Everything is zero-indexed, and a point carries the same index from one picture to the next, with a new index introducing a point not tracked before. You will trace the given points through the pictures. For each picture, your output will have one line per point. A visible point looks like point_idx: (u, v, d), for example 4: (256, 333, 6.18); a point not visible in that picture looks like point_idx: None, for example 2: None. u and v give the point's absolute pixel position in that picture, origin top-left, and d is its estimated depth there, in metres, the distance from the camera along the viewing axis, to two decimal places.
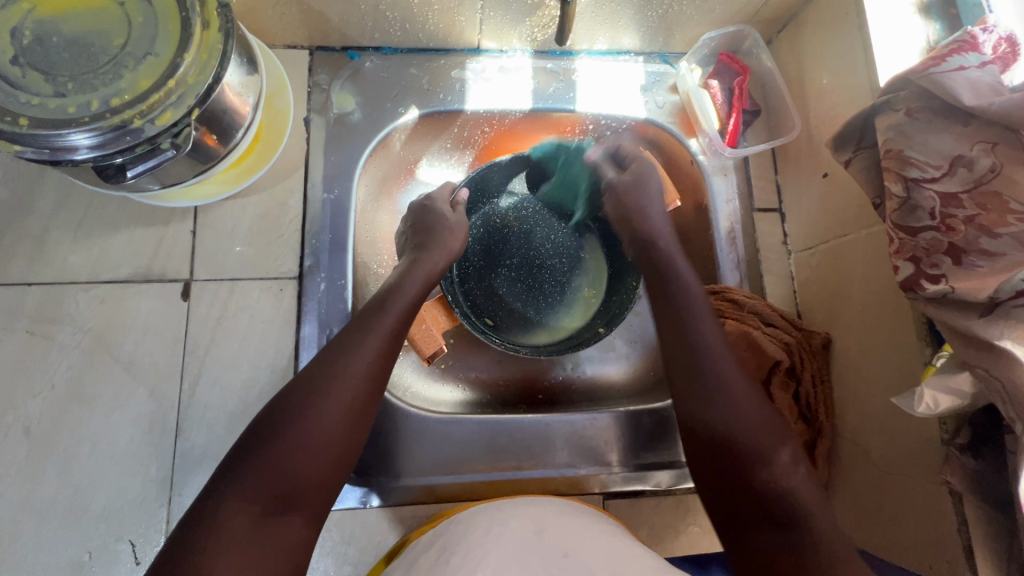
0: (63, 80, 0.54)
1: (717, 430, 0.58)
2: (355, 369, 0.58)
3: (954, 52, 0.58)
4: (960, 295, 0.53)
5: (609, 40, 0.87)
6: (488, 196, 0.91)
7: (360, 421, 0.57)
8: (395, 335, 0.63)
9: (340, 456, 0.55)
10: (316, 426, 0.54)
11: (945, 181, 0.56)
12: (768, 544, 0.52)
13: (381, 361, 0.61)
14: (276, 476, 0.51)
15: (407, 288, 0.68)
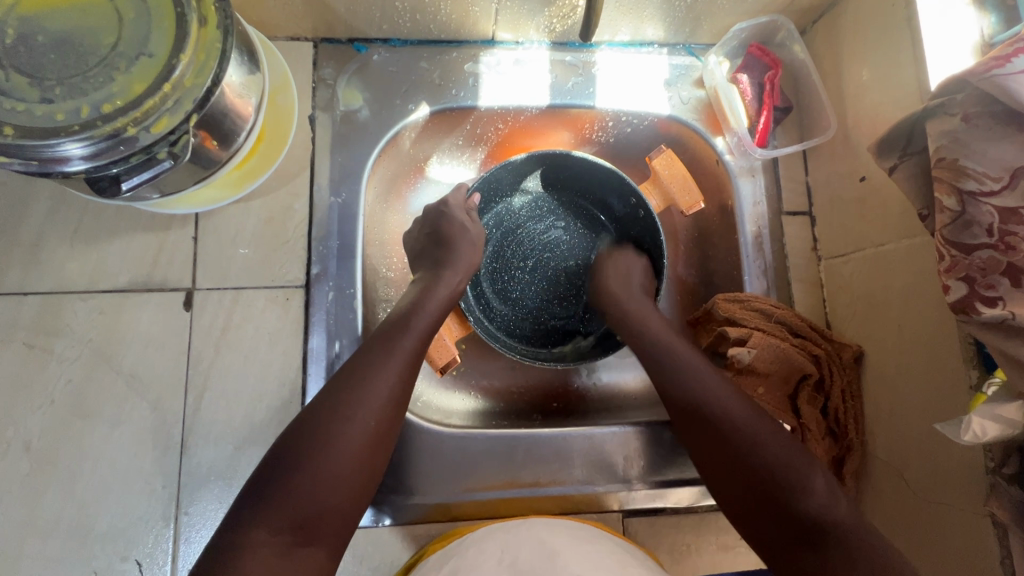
0: (50, 84, 0.50)
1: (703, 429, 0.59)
2: (377, 393, 0.56)
3: (1019, 52, 0.52)
4: (1021, 321, 0.49)
5: (632, 31, 0.82)
6: (500, 194, 0.86)
7: (383, 446, 0.56)
8: (414, 355, 0.60)
9: (361, 485, 0.54)
10: (335, 455, 0.52)
11: (1003, 196, 0.52)
12: (759, 498, 0.55)
13: (403, 384, 0.58)
14: (296, 507, 0.49)
15: (420, 302, 0.65)
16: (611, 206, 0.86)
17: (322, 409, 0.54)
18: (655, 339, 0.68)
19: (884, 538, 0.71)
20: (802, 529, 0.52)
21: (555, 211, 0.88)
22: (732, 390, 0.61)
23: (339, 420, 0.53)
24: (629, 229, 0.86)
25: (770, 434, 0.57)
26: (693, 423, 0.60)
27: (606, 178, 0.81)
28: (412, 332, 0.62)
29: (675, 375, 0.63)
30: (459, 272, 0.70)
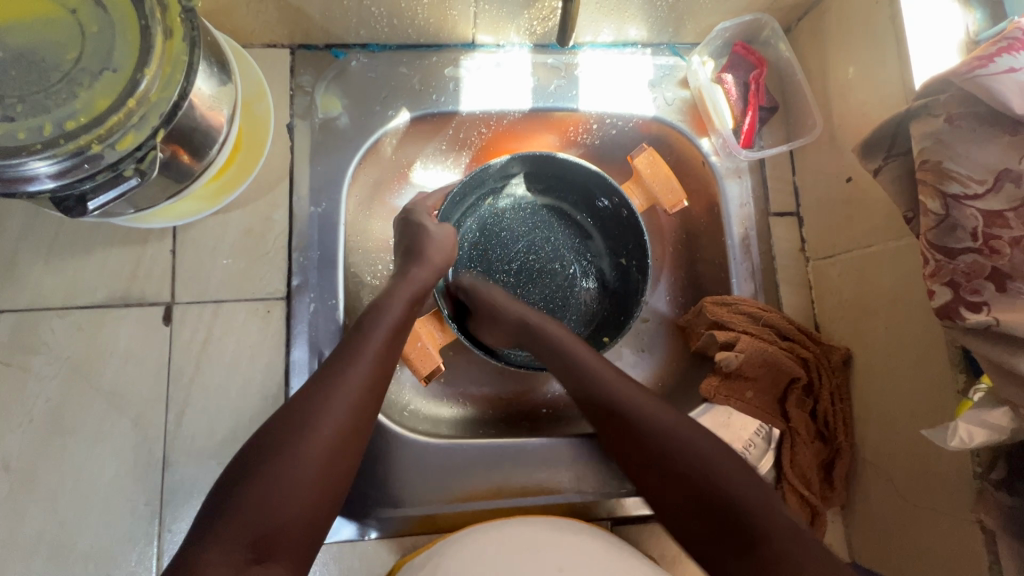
0: (12, 102, 0.49)
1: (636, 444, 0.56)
2: (338, 407, 0.54)
3: (1003, 52, 0.51)
4: (1006, 328, 0.49)
5: (615, 32, 0.81)
6: (482, 195, 0.84)
7: (345, 462, 0.53)
8: (381, 367, 0.58)
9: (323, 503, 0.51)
10: (297, 470, 0.50)
11: (988, 198, 0.51)
12: (671, 490, 0.53)
13: (368, 398, 0.56)
14: (253, 527, 0.47)
15: (398, 309, 0.63)
16: (596, 205, 0.85)
17: (285, 424, 0.52)
18: (583, 373, 0.62)
19: (875, 543, 0.70)
20: None
21: (540, 214, 0.87)
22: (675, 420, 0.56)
23: (302, 434, 0.51)
24: (615, 229, 0.85)
25: (723, 465, 0.52)
26: (633, 459, 0.56)
27: (587, 179, 0.80)
28: (376, 341, 0.59)
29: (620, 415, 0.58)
30: (431, 275, 0.68)
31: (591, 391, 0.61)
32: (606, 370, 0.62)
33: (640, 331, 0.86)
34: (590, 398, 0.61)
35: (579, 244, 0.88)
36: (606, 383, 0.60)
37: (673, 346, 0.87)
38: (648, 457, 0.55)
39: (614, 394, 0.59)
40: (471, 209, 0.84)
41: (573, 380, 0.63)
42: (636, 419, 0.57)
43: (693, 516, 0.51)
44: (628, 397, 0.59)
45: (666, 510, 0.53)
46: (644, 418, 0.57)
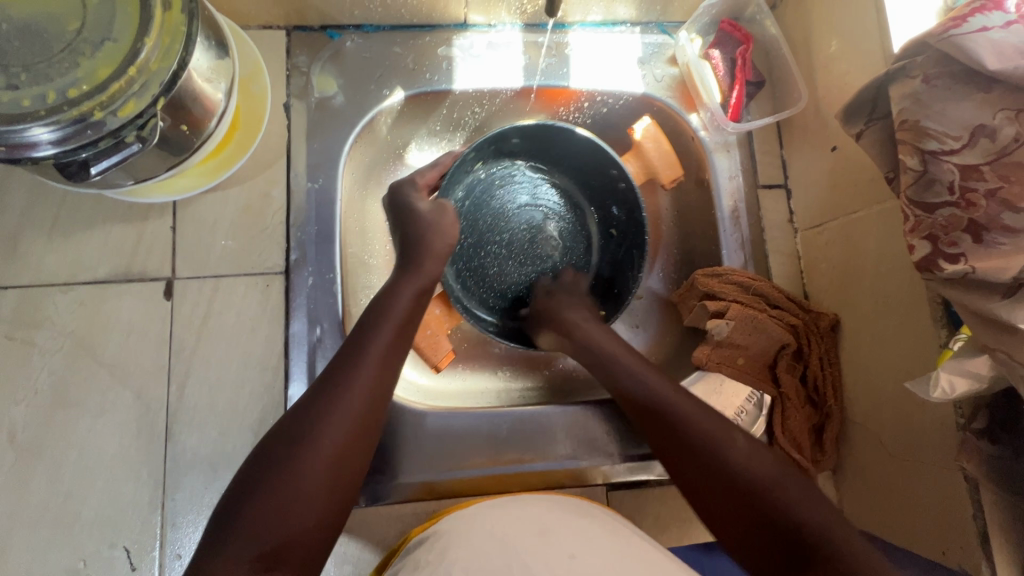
0: (15, 71, 0.50)
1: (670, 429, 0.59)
2: (343, 416, 0.53)
3: (976, 11, 0.53)
4: (981, 276, 0.50)
5: (603, 11, 0.83)
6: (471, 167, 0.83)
7: (350, 471, 0.53)
8: (385, 374, 0.58)
9: (330, 510, 0.51)
10: (304, 481, 0.50)
11: (964, 153, 0.52)
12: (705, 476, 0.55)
13: (372, 407, 0.56)
14: (263, 536, 0.47)
15: (401, 300, 0.63)
16: (591, 177, 0.85)
17: (292, 433, 0.52)
18: (663, 401, 0.61)
19: (866, 502, 0.71)
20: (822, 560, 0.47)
21: (530, 187, 0.88)
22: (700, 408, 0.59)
23: (309, 443, 0.51)
24: (608, 198, 0.86)
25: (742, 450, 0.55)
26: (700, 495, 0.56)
27: (584, 149, 0.81)
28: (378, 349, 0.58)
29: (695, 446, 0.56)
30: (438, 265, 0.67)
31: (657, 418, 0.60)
32: (680, 398, 0.60)
33: (636, 307, 0.89)
34: (658, 423, 0.60)
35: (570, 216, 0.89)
36: (680, 411, 0.59)
37: (667, 319, 0.89)
38: (688, 456, 0.57)
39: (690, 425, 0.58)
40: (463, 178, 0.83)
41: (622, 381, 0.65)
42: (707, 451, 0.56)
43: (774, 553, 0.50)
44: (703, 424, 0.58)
45: (718, 514, 0.54)
46: (720, 448, 0.56)
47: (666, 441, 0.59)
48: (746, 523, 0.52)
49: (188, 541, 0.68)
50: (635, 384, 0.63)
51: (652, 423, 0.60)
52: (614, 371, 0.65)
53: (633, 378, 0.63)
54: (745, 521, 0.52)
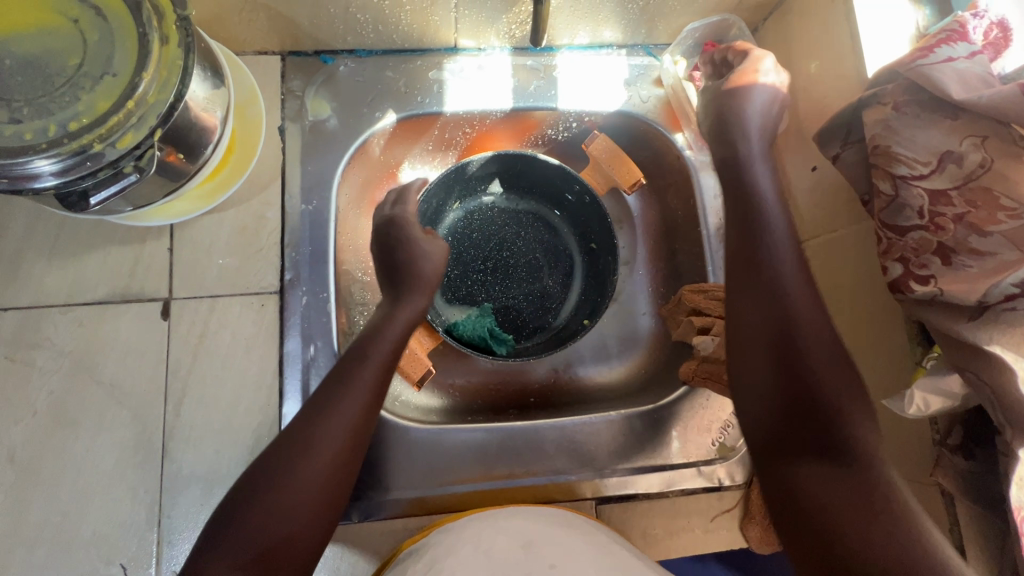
0: (18, 105, 0.52)
1: (793, 351, 0.51)
2: (337, 427, 0.55)
3: (943, 42, 0.56)
4: (950, 298, 0.52)
5: (590, 34, 0.85)
6: (450, 202, 0.90)
7: (339, 481, 0.55)
8: (377, 389, 0.60)
9: (319, 519, 0.53)
10: (295, 488, 0.52)
11: (933, 178, 0.54)
12: (792, 414, 0.50)
13: (365, 420, 0.58)
14: (253, 540, 0.49)
15: (395, 322, 0.65)
16: (564, 199, 0.90)
17: (286, 443, 0.54)
18: (786, 297, 0.54)
19: None
20: (885, 527, 0.42)
21: (510, 215, 0.93)
22: (835, 349, 0.52)
23: (302, 452, 0.53)
24: (579, 215, 0.91)
25: (855, 407, 0.48)
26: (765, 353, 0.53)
27: (551, 173, 0.86)
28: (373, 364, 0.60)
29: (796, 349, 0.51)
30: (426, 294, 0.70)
31: (766, 308, 0.54)
32: (805, 298, 0.54)
33: (628, 320, 0.92)
34: (760, 299, 0.55)
35: (550, 236, 0.94)
36: (795, 309, 0.53)
37: (655, 332, 0.91)
38: (795, 385, 0.50)
39: (800, 329, 0.52)
40: (440, 218, 0.90)
41: (751, 280, 0.56)
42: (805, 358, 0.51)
43: (802, 450, 0.48)
44: (847, 389, 0.49)
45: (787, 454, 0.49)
46: (817, 362, 0.51)
47: (761, 321, 0.54)
48: (797, 427, 0.49)
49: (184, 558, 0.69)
50: (769, 268, 0.56)
51: (762, 302, 0.55)
52: (755, 250, 0.57)
53: (773, 265, 0.56)
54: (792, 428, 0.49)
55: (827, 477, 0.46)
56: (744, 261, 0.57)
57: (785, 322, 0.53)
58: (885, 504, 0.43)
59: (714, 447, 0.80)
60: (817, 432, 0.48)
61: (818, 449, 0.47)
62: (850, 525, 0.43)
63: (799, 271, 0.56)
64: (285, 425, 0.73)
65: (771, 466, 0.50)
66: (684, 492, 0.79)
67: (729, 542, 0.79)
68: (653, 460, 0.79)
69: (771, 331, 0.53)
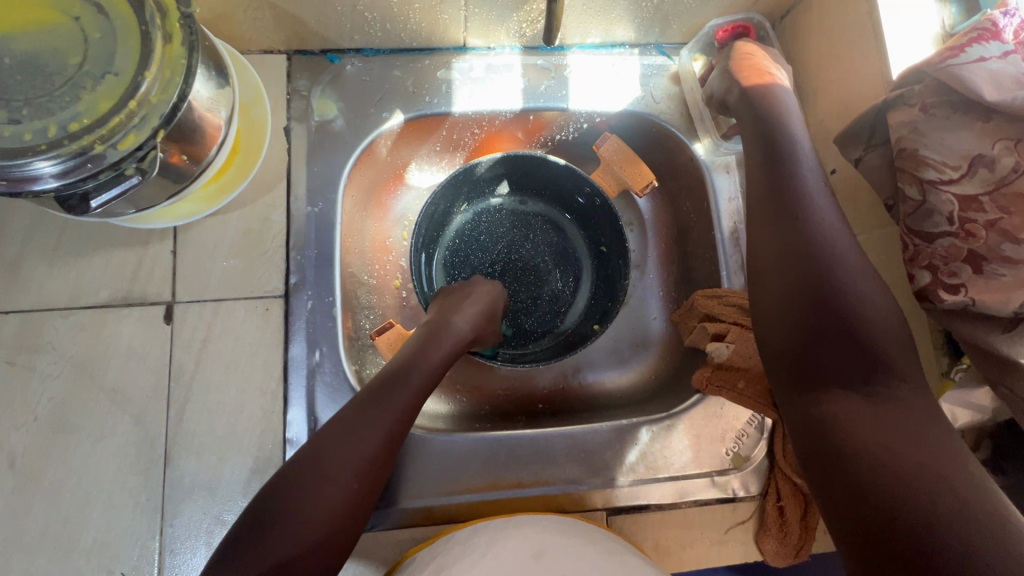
0: (17, 105, 0.51)
1: (825, 281, 0.53)
2: (372, 440, 0.56)
3: (974, 42, 0.54)
4: (982, 308, 0.50)
5: (602, 33, 0.83)
6: (457, 204, 0.88)
7: (366, 498, 0.55)
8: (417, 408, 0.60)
9: (342, 533, 0.52)
10: (323, 496, 0.52)
11: (963, 183, 0.52)
12: (823, 340, 0.52)
13: (399, 437, 0.58)
14: (272, 551, 0.49)
15: (434, 347, 0.65)
16: (575, 201, 0.88)
17: (317, 452, 0.54)
18: (826, 246, 0.55)
19: None
20: (907, 445, 0.44)
21: (519, 216, 0.91)
22: (868, 281, 0.53)
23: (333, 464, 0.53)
24: (589, 217, 0.89)
25: (885, 337, 0.51)
26: (803, 299, 0.53)
27: (559, 173, 0.84)
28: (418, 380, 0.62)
29: (839, 295, 0.52)
30: (468, 315, 0.70)
31: (808, 256, 0.54)
32: (845, 250, 0.55)
33: (638, 325, 0.90)
34: (799, 248, 0.55)
35: (558, 238, 0.92)
36: (838, 260, 0.54)
37: (667, 337, 0.89)
38: (828, 311, 0.52)
39: (842, 276, 0.53)
40: (446, 222, 0.88)
41: (787, 215, 0.58)
42: (847, 305, 0.52)
43: (833, 374, 0.51)
44: (878, 318, 0.51)
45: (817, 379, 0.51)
46: (860, 309, 0.52)
47: (793, 259, 0.55)
48: (836, 365, 0.51)
49: (187, 567, 0.68)
50: (813, 222, 0.56)
51: (793, 237, 0.56)
52: (792, 204, 0.58)
53: (806, 205, 0.58)
54: (823, 357, 0.51)
55: (863, 409, 0.48)
56: (782, 217, 0.58)
57: (824, 261, 0.54)
58: (924, 432, 0.45)
59: (728, 456, 0.77)
60: (844, 359, 0.51)
61: (854, 386, 0.50)
62: (873, 441, 0.46)
63: (834, 222, 0.57)
64: (289, 431, 0.71)
65: (803, 403, 0.52)
66: (697, 503, 0.77)
67: (743, 554, 0.77)
68: (665, 470, 0.76)
69: (807, 269, 0.54)
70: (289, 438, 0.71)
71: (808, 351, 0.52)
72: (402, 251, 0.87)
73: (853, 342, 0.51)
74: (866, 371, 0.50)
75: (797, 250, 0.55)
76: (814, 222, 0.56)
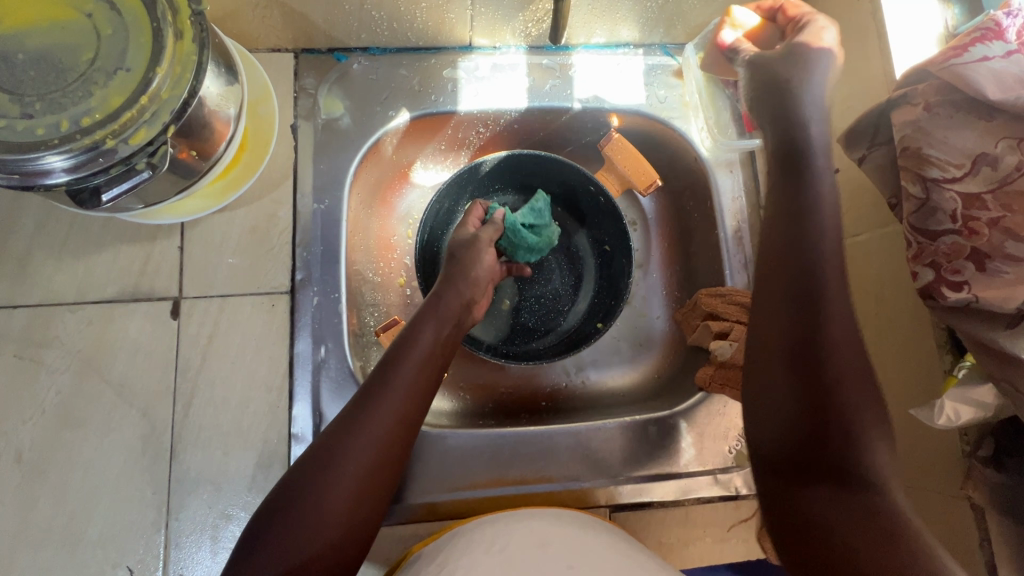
0: (30, 100, 0.51)
1: (808, 362, 0.48)
2: (364, 446, 0.55)
3: (977, 42, 0.54)
4: (985, 305, 0.51)
5: (607, 33, 0.84)
6: (461, 202, 0.88)
7: (369, 503, 0.55)
8: (412, 407, 0.59)
9: (348, 539, 0.53)
10: (329, 491, 0.53)
11: (966, 181, 0.53)
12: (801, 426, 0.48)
13: (396, 439, 0.57)
14: (277, 560, 0.50)
15: (427, 327, 0.64)
16: (579, 200, 0.89)
17: (312, 465, 0.54)
18: (831, 318, 0.49)
19: None
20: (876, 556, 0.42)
21: None
22: (855, 359, 0.48)
23: (327, 474, 0.53)
24: (593, 217, 0.89)
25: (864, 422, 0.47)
26: (794, 378, 0.49)
27: (564, 172, 0.85)
28: (406, 382, 0.59)
29: (836, 379, 0.47)
30: (460, 297, 0.69)
31: (809, 328, 0.49)
32: (839, 314, 0.49)
33: (641, 324, 0.90)
34: (798, 318, 0.49)
35: (562, 238, 0.92)
36: (828, 333, 0.48)
37: (670, 336, 0.90)
38: (809, 396, 0.47)
39: (840, 358, 0.48)
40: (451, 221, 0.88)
41: (776, 276, 0.51)
42: (831, 385, 0.47)
43: (812, 467, 0.47)
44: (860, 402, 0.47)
45: (792, 466, 0.48)
46: (845, 389, 0.47)
47: (777, 333, 0.50)
48: (808, 454, 0.48)
49: (192, 561, 0.68)
50: (802, 287, 0.50)
51: (779, 305, 0.50)
52: (808, 261, 0.51)
53: (800, 261, 0.51)
54: (801, 445, 0.48)
55: (838, 504, 0.46)
56: (771, 276, 0.52)
57: (811, 338, 0.48)
58: (898, 538, 0.43)
59: (730, 455, 0.78)
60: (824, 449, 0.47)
61: (830, 477, 0.46)
62: (841, 543, 0.44)
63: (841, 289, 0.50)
64: (294, 426, 0.72)
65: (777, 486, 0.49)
66: (700, 500, 0.77)
67: (745, 551, 0.77)
68: (668, 467, 0.77)
69: (789, 347, 0.49)
70: (295, 433, 0.72)
71: (790, 432, 0.49)
72: (407, 249, 0.87)
73: (838, 426, 0.47)
74: (847, 466, 0.46)
75: (796, 320, 0.49)
76: (824, 284, 0.49)
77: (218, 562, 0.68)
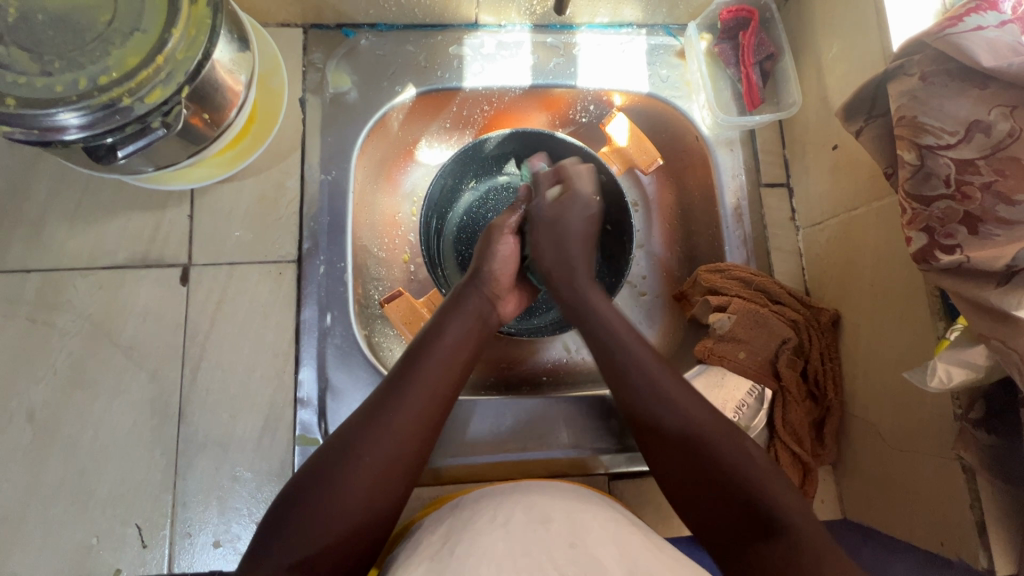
0: (50, 58, 0.53)
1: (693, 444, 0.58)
2: (390, 435, 0.55)
3: (972, 12, 0.55)
4: (977, 265, 0.52)
5: (610, 13, 0.85)
6: (464, 180, 0.87)
7: (391, 492, 0.55)
8: (436, 397, 0.59)
9: (369, 531, 0.53)
10: (355, 479, 0.53)
11: (961, 148, 0.54)
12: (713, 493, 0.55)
13: (418, 431, 0.57)
14: (297, 541, 0.50)
15: (451, 327, 0.64)
16: None
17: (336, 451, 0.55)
18: (680, 415, 0.59)
19: (864, 496, 0.73)
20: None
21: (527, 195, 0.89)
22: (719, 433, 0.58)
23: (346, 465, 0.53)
24: None
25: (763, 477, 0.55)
26: (688, 473, 0.57)
27: (568, 155, 0.83)
28: (430, 372, 0.59)
29: (703, 453, 0.57)
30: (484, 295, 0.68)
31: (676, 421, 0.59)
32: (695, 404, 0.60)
33: (640, 303, 0.90)
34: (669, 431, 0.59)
35: None
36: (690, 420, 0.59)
37: (670, 313, 0.90)
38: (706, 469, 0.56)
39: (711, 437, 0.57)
40: (454, 199, 0.88)
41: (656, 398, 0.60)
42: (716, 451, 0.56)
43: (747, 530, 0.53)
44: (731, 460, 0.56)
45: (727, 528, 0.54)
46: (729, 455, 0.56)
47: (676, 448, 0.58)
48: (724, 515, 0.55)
49: (198, 521, 0.70)
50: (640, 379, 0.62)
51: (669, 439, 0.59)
52: (633, 374, 0.62)
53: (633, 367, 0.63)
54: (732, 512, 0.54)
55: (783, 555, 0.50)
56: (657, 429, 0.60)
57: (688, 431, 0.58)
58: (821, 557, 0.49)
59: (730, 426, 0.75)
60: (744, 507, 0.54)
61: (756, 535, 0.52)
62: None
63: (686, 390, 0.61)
64: (301, 390, 0.73)
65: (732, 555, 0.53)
66: None
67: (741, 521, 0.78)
68: None
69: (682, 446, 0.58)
70: (300, 398, 0.73)
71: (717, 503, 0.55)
72: (411, 226, 0.87)
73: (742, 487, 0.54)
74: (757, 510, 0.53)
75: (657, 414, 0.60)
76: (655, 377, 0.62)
77: (224, 521, 0.70)
